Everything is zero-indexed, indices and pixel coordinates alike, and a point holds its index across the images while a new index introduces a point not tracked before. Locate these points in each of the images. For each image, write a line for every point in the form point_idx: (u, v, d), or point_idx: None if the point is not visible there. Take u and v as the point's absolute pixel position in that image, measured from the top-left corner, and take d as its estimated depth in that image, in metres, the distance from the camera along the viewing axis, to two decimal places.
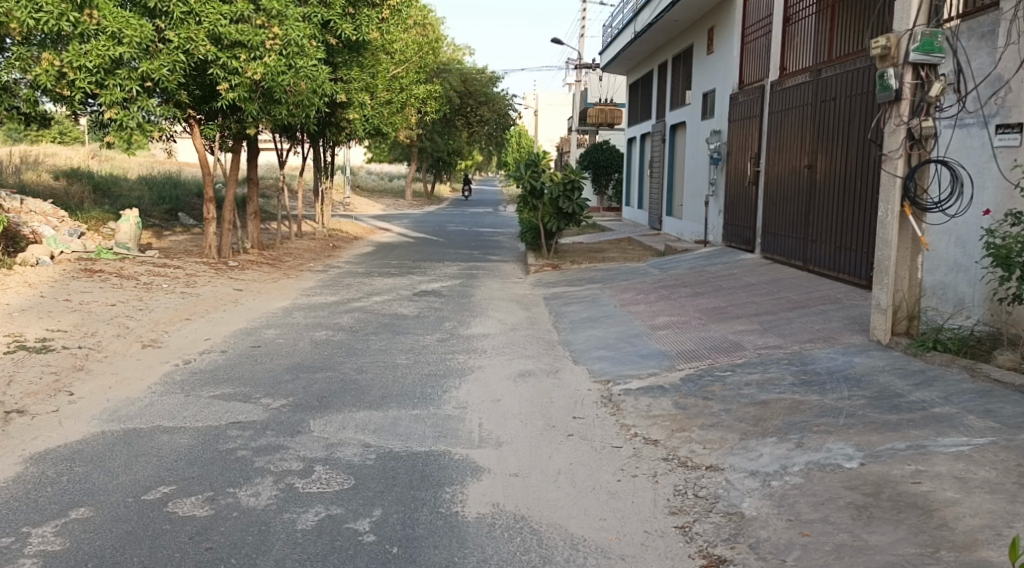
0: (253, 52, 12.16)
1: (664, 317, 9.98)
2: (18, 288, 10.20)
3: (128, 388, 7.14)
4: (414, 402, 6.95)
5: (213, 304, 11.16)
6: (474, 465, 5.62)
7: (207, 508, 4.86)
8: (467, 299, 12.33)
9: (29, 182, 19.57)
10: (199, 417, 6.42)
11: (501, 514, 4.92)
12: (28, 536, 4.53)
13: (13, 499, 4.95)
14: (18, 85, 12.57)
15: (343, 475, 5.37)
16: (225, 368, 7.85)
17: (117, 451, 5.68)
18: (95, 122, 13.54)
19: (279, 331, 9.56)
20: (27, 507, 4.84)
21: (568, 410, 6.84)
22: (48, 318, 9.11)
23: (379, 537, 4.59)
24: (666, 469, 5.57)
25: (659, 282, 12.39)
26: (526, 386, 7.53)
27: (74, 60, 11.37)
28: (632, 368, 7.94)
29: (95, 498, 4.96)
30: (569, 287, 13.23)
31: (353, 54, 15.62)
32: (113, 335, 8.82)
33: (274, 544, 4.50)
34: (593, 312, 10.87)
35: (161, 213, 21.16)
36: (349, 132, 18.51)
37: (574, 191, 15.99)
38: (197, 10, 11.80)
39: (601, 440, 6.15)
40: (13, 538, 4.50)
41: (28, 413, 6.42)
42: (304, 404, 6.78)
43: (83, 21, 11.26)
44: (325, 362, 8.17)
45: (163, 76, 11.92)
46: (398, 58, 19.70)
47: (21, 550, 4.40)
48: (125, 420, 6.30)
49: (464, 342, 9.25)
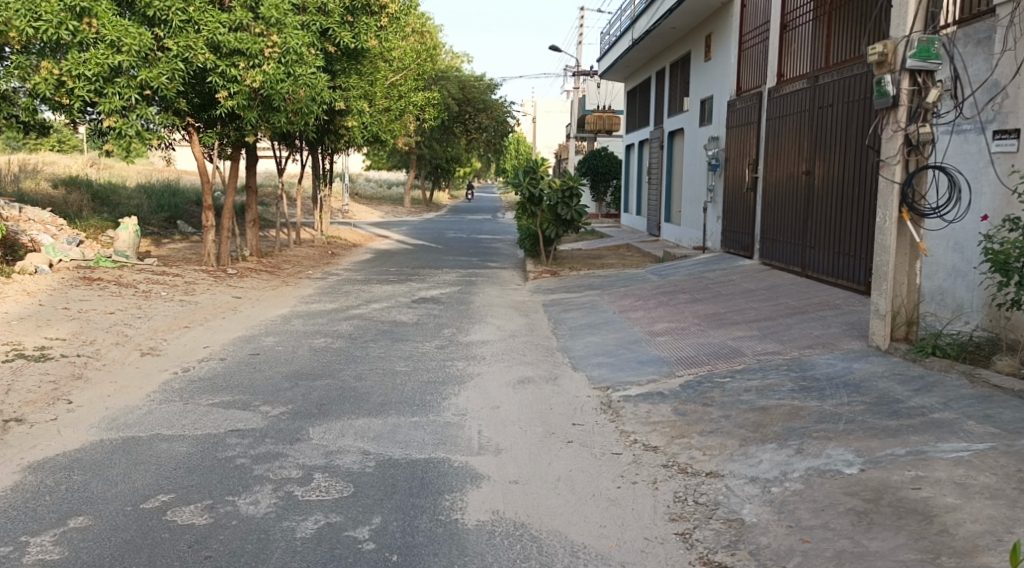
0: (252, 60, 12.16)
1: (663, 323, 9.98)
2: (17, 297, 10.21)
3: (127, 396, 7.13)
4: (414, 409, 6.93)
5: (212, 311, 11.14)
6: (474, 472, 5.61)
7: (206, 517, 4.85)
8: (466, 306, 12.32)
9: (28, 190, 19.65)
10: (198, 425, 6.41)
11: (501, 521, 4.91)
12: (27, 545, 4.52)
13: (12, 507, 4.94)
14: (17, 94, 12.69)
15: (342, 482, 5.36)
16: (223, 376, 7.84)
17: (115, 460, 5.67)
18: (94, 130, 13.52)
19: (278, 339, 9.55)
20: (26, 516, 4.83)
21: (567, 417, 6.83)
22: (47, 327, 9.10)
23: (378, 545, 4.58)
24: (666, 475, 5.57)
25: (659, 289, 12.40)
26: (525, 393, 7.52)
27: (74, 68, 11.44)
28: (632, 375, 7.93)
29: (94, 507, 4.95)
30: (569, 293, 13.24)
31: (352, 61, 15.69)
32: (113, 344, 8.82)
33: (273, 552, 4.49)
34: (592, 318, 10.87)
35: (159, 221, 21.15)
36: (348, 140, 18.47)
37: (573, 197, 15.99)
38: (196, 18, 11.82)
39: (601, 447, 6.14)
40: (12, 548, 4.49)
41: (26, 422, 6.41)
42: (304, 412, 6.78)
43: (82, 30, 11.39)
44: (324, 369, 8.15)
45: (163, 85, 11.91)
46: (397, 65, 19.68)
47: (20, 559, 4.39)
48: (123, 429, 6.29)
49: (463, 348, 9.26)
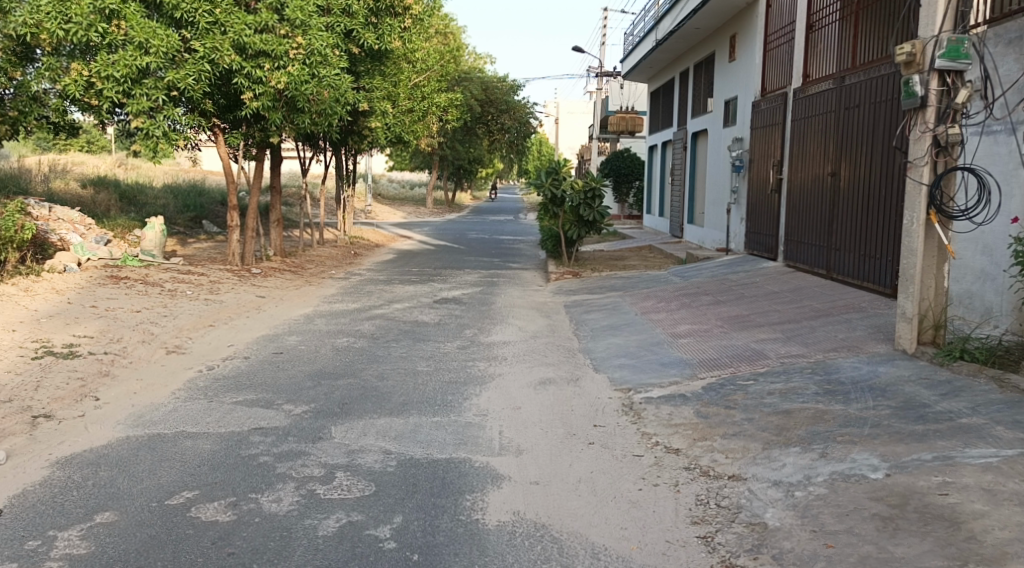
0: (277, 62, 12.26)
1: (685, 325, 9.94)
2: (47, 295, 10.34)
3: (153, 394, 7.20)
4: (435, 409, 6.95)
5: (236, 310, 11.23)
6: (494, 472, 5.61)
7: (230, 513, 4.89)
8: (488, 307, 12.34)
9: (58, 190, 19.95)
10: (222, 422, 6.46)
11: (521, 522, 4.91)
12: (55, 539, 4.58)
13: (41, 502, 5.00)
14: (47, 95, 12.82)
15: (364, 481, 5.38)
16: (247, 375, 7.90)
17: (142, 456, 5.73)
18: (123, 131, 13.67)
19: (301, 338, 9.61)
20: (54, 511, 4.89)
21: (588, 418, 6.82)
22: (75, 325, 9.20)
23: (399, 543, 4.60)
24: (688, 478, 5.54)
25: (682, 290, 12.35)
26: (546, 394, 7.51)
27: (103, 70, 11.56)
28: (654, 376, 7.90)
29: (120, 503, 5.00)
30: (590, 295, 13.22)
31: (375, 62, 15.78)
32: (139, 341, 8.91)
33: (295, 549, 4.51)
34: (614, 319, 10.84)
35: (186, 220, 21.37)
36: (370, 141, 18.55)
37: (595, 199, 15.96)
38: (222, 20, 11.92)
39: (622, 448, 6.13)
40: (40, 542, 4.55)
41: (55, 418, 6.48)
42: (326, 411, 6.81)
43: (111, 32, 11.51)
44: (347, 369, 8.19)
45: (193, 86, 12.03)
46: (420, 67, 19.71)
47: (49, 553, 4.44)
48: (149, 426, 6.35)
49: (484, 349, 9.27)
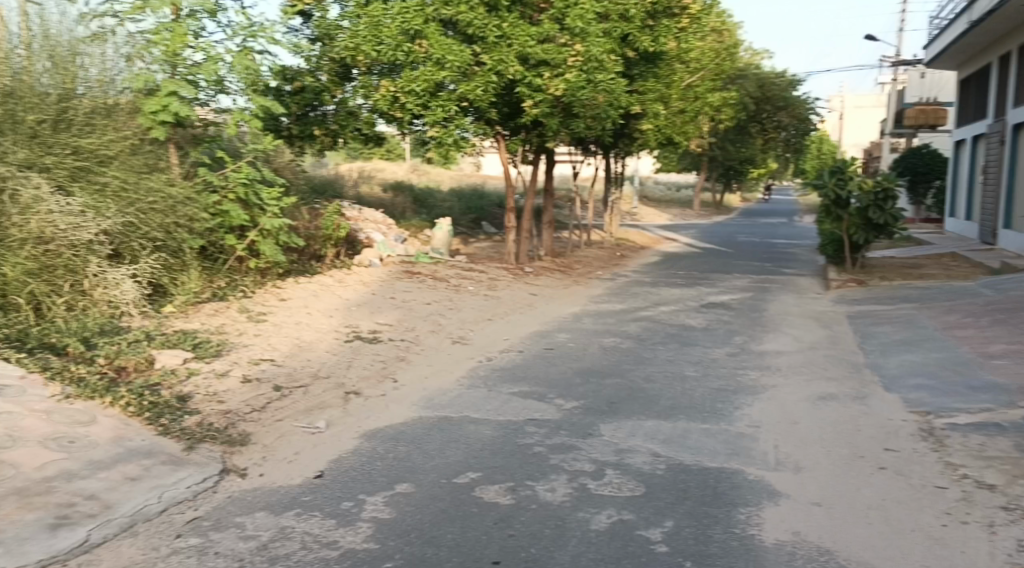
0: (557, 70, 12.53)
1: (999, 346, 8.80)
2: (355, 285, 11.31)
3: (441, 379, 7.61)
4: (706, 416, 6.68)
5: (513, 307, 11.65)
6: (774, 488, 5.26)
7: (508, 497, 4.99)
8: (762, 313, 11.76)
9: (366, 193, 22.02)
10: (500, 410, 6.66)
11: (804, 544, 4.54)
12: (362, 502, 4.92)
13: (352, 469, 5.42)
14: (360, 110, 14.09)
15: (635, 481, 5.27)
16: (524, 367, 8.11)
17: (433, 436, 6.03)
18: (419, 142, 14.66)
19: (572, 336, 9.72)
20: (361, 478, 5.27)
21: (879, 441, 6.21)
22: (376, 314, 9.97)
23: (673, 549, 4.43)
24: (1006, 519, 4.84)
25: (994, 306, 10.98)
26: (830, 410, 6.96)
27: (407, 85, 12.44)
28: (961, 401, 7.03)
29: (415, 476, 5.29)
30: (881, 305, 12.18)
31: (648, 66, 15.73)
32: (428, 331, 9.48)
33: (570, 540, 4.50)
34: (911, 334, 9.87)
35: (469, 220, 22.63)
36: (642, 143, 18.46)
37: (888, 202, 14.69)
38: (509, 34, 12.46)
39: (922, 477, 5.50)
40: (350, 503, 4.91)
41: (363, 395, 7.03)
42: (595, 408, 6.79)
43: (415, 50, 12.41)
44: (616, 368, 8.12)
45: (481, 99, 12.64)
46: (695, 66, 19.26)
47: (356, 513, 4.79)
48: (440, 408, 6.70)
49: (760, 358, 8.81)
